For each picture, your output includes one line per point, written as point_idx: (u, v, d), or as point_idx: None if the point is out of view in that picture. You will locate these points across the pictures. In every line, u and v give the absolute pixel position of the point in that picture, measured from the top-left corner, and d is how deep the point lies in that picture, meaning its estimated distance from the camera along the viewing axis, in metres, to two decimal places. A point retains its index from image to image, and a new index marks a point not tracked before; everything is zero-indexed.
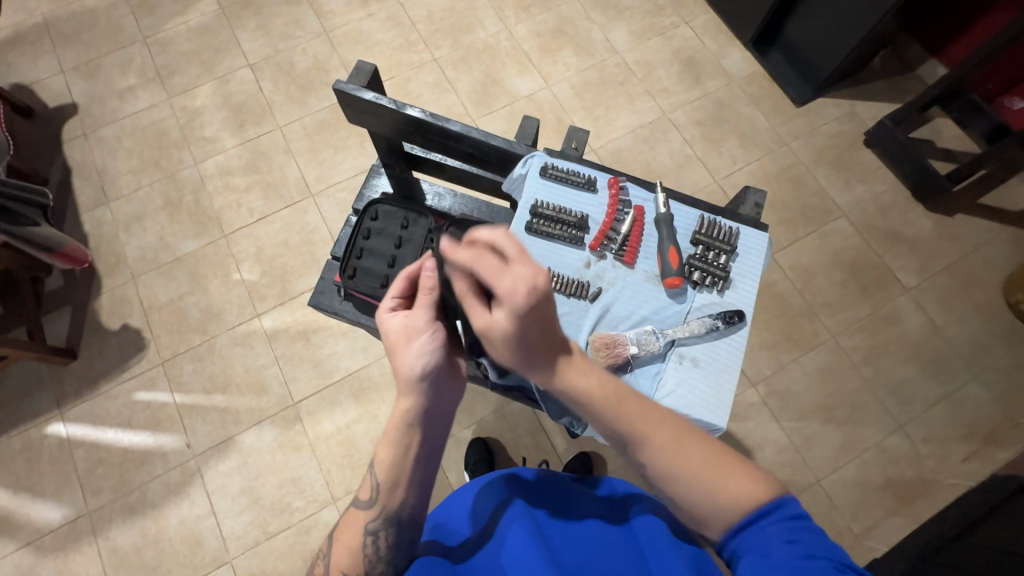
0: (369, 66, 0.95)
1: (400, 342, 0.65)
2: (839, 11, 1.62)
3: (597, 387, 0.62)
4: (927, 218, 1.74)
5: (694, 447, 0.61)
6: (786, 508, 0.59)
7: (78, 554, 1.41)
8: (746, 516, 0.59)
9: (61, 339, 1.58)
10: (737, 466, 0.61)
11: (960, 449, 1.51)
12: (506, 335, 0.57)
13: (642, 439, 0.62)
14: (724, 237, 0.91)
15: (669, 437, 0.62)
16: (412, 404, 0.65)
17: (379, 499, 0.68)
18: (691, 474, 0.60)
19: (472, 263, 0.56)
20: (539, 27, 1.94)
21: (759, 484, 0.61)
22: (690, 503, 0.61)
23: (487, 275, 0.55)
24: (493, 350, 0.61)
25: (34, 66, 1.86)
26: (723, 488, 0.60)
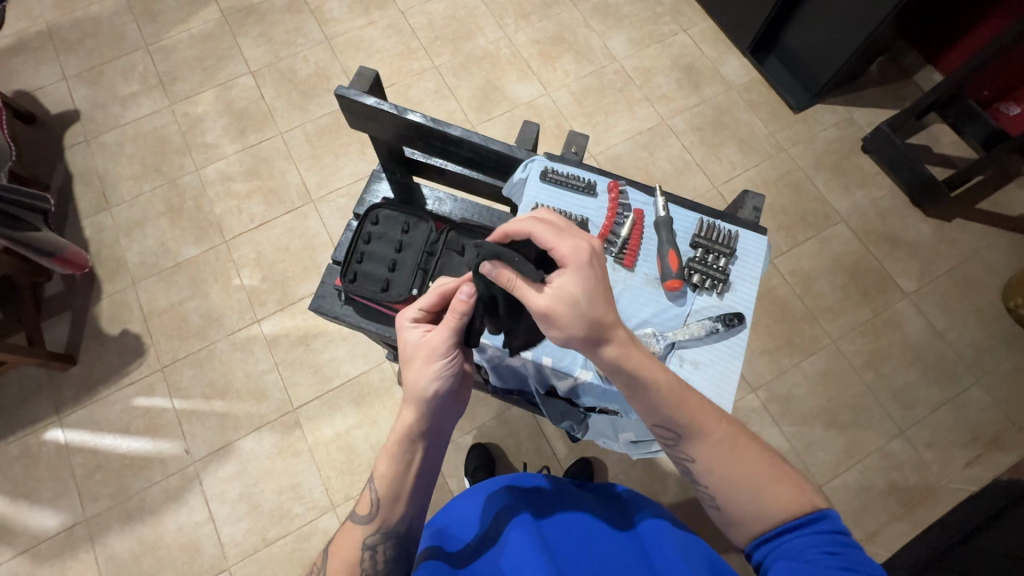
0: (371, 72, 0.95)
1: (419, 357, 0.69)
2: (836, 18, 1.64)
3: (669, 383, 0.65)
4: (926, 223, 1.74)
5: (748, 452, 0.64)
6: (829, 521, 0.60)
7: (75, 561, 1.40)
8: (785, 524, 0.60)
9: (61, 345, 1.58)
10: (783, 479, 0.63)
11: (963, 453, 1.51)
12: (573, 295, 0.62)
13: (702, 434, 0.64)
14: (724, 240, 0.92)
15: (725, 438, 0.65)
16: (415, 421, 0.68)
17: (378, 515, 0.69)
18: (741, 478, 0.63)
19: (532, 227, 0.63)
20: (538, 35, 1.95)
21: (801, 495, 0.62)
22: (733, 506, 0.63)
23: (548, 237, 0.62)
24: (555, 327, 0.63)
25: (37, 73, 1.87)
26: (770, 495, 0.61)
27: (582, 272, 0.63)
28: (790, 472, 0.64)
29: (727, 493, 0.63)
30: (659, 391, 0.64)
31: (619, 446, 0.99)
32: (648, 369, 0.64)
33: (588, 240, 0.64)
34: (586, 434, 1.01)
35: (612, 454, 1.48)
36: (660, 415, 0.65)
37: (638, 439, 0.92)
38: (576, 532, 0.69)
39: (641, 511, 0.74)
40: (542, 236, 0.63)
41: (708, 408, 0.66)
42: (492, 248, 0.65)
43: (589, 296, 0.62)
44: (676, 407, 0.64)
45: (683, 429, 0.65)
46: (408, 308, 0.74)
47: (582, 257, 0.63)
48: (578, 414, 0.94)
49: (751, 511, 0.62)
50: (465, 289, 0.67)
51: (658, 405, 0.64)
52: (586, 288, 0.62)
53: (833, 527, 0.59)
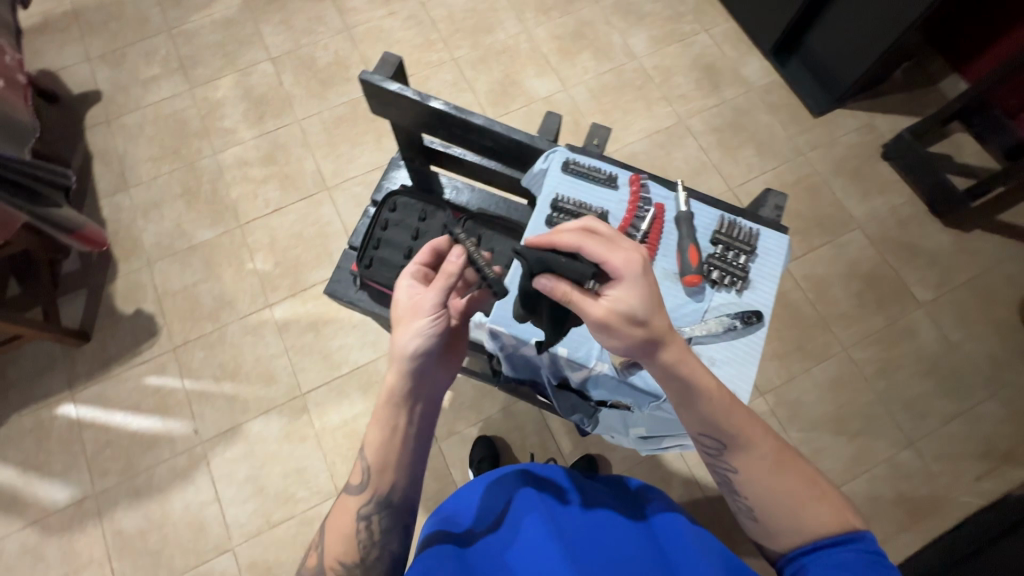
0: (395, 58, 0.96)
1: (405, 317, 0.69)
2: (860, 22, 1.62)
3: (720, 393, 0.65)
4: (945, 233, 1.72)
5: (793, 468, 0.65)
6: (866, 542, 0.60)
7: (83, 534, 1.43)
8: (823, 539, 0.61)
9: (76, 321, 1.60)
10: (825, 497, 0.63)
11: (974, 467, 1.49)
12: (632, 306, 0.60)
13: (749, 447, 0.65)
14: (744, 238, 0.91)
15: (771, 453, 0.65)
16: (398, 383, 0.68)
17: (370, 484, 0.69)
18: (785, 493, 0.63)
19: (580, 242, 0.61)
20: (558, 30, 1.95)
21: (841, 514, 0.62)
22: (773, 520, 0.63)
23: (600, 250, 0.60)
24: (611, 337, 0.62)
25: (61, 53, 1.90)
26: (812, 512, 0.62)
27: (638, 284, 0.60)
28: (831, 492, 0.64)
29: (770, 506, 0.63)
30: (711, 402, 0.64)
31: (629, 442, 0.99)
32: (703, 378, 0.63)
33: (639, 249, 0.62)
34: (596, 427, 1.00)
35: (618, 451, 1.48)
36: (709, 424, 0.64)
37: (649, 435, 0.91)
38: (582, 518, 0.70)
39: (650, 503, 0.74)
40: (592, 249, 0.61)
41: (757, 422, 0.66)
42: (540, 259, 0.63)
43: (646, 308, 0.61)
44: (726, 419, 0.64)
45: (731, 440, 0.65)
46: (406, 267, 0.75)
47: (636, 268, 0.61)
48: (589, 408, 0.92)
49: (793, 525, 0.62)
50: (455, 252, 0.68)
51: (707, 414, 0.64)
52: (643, 299, 0.60)
53: (869, 547, 0.60)
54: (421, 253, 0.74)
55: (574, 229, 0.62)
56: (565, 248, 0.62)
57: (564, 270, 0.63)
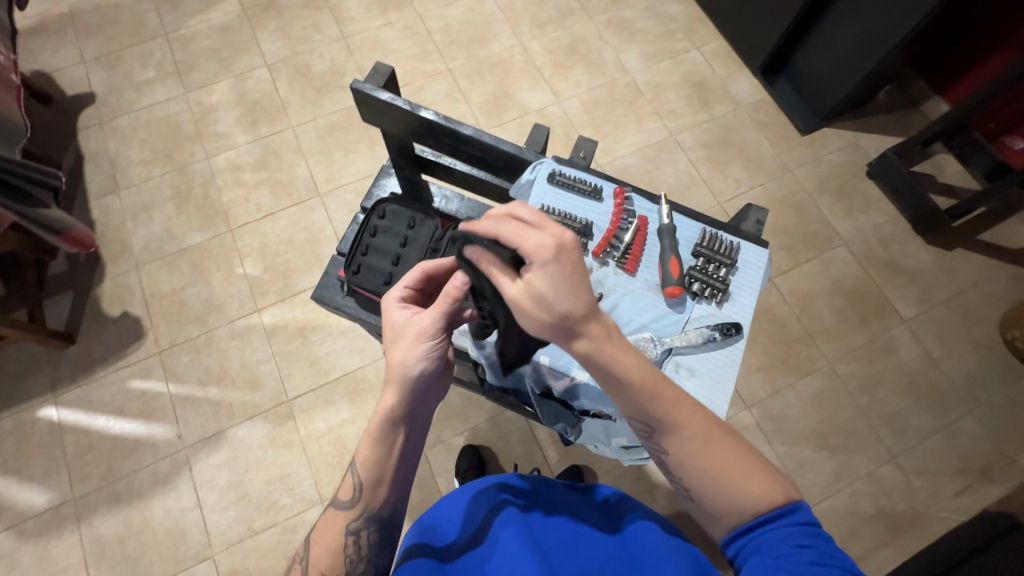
0: (387, 68, 0.97)
1: (407, 338, 0.68)
2: (845, 43, 1.66)
3: (639, 372, 0.61)
4: (926, 251, 1.75)
5: (723, 445, 0.62)
6: (798, 513, 0.59)
7: (60, 540, 1.40)
8: (759, 517, 0.60)
9: (60, 323, 1.59)
10: (757, 471, 0.61)
11: (953, 483, 1.51)
12: (541, 293, 0.58)
13: (677, 429, 0.63)
14: (725, 251, 0.93)
15: (700, 432, 0.62)
16: (397, 403, 0.67)
17: (361, 499, 0.69)
18: (718, 472, 0.61)
19: (497, 227, 0.60)
20: (553, 44, 1.98)
21: (777, 487, 0.61)
22: (709, 499, 0.62)
23: (513, 235, 0.59)
24: (525, 318, 0.61)
25: (56, 55, 1.90)
26: (745, 490, 0.60)
27: (550, 271, 0.58)
28: (763, 465, 0.63)
29: (703, 486, 0.62)
30: (633, 386, 0.62)
31: (611, 452, 0.98)
32: (623, 365, 0.61)
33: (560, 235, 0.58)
34: (578, 437, 0.99)
35: (603, 462, 1.48)
36: (634, 408, 0.62)
37: (631, 445, 0.91)
38: (562, 532, 0.70)
39: (630, 513, 0.74)
40: (505, 235, 0.59)
41: (684, 403, 0.63)
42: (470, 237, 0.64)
43: (558, 294, 0.58)
44: (650, 404, 0.62)
45: (658, 422, 0.63)
46: (394, 288, 0.75)
47: (548, 255, 0.58)
48: (572, 417, 0.93)
49: (726, 505, 0.61)
50: (460, 276, 0.68)
51: (633, 399, 0.62)
52: (555, 286, 0.58)
53: (805, 519, 0.59)
54: (409, 277, 0.75)
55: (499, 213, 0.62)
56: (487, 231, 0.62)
57: (489, 248, 0.63)
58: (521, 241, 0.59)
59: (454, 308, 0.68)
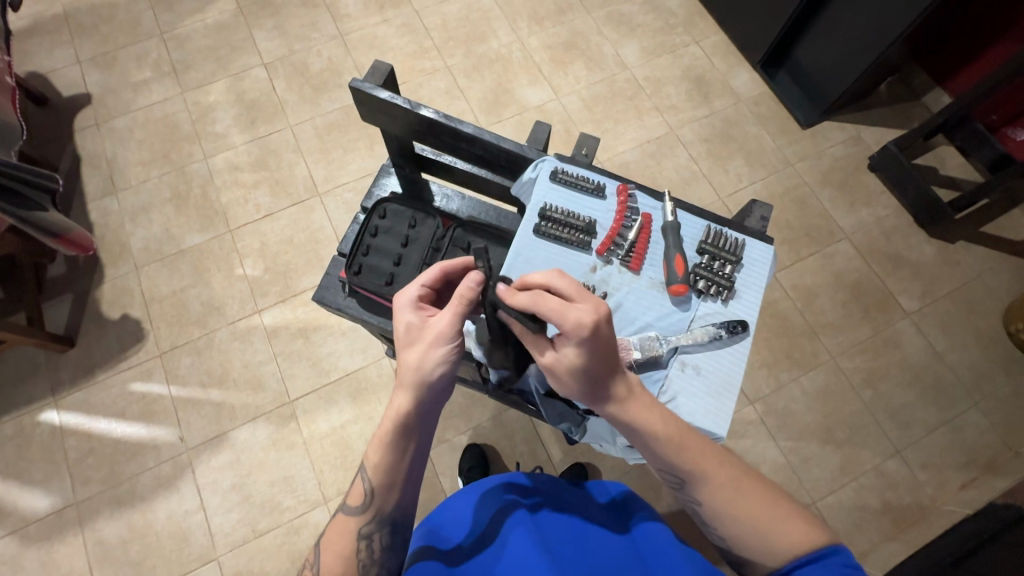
0: (385, 66, 0.96)
1: (425, 341, 0.67)
2: (846, 36, 1.65)
3: (662, 424, 0.65)
4: (929, 243, 1.75)
5: (752, 492, 0.63)
6: (839, 556, 0.58)
7: (63, 544, 1.40)
8: (797, 559, 0.59)
9: (60, 326, 1.58)
10: (789, 516, 0.62)
11: (958, 476, 1.50)
12: (574, 368, 0.63)
13: (705, 478, 0.64)
14: (731, 248, 0.92)
15: (727, 480, 0.64)
16: (411, 409, 0.67)
17: (373, 503, 0.68)
18: (750, 518, 0.62)
19: (538, 305, 0.62)
20: (551, 40, 1.96)
21: (811, 531, 0.61)
22: (744, 545, 0.62)
23: (554, 316, 0.61)
24: (556, 383, 0.67)
25: (51, 56, 1.88)
26: (779, 535, 0.61)
27: (583, 349, 0.61)
28: (795, 508, 0.63)
29: (742, 534, 0.62)
30: (660, 440, 0.65)
31: (616, 451, 0.95)
32: (648, 422, 0.65)
33: (595, 313, 0.61)
34: (583, 437, 0.98)
35: (607, 459, 1.47)
36: (662, 460, 0.66)
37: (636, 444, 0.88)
38: (569, 531, 0.70)
39: (637, 514, 0.74)
40: (546, 312, 0.62)
41: (709, 449, 0.66)
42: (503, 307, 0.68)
43: (590, 370, 0.63)
44: (675, 454, 0.65)
45: (686, 472, 0.65)
46: (409, 286, 0.74)
47: (584, 334, 0.60)
48: (576, 416, 0.93)
49: (764, 550, 0.61)
50: (472, 276, 0.66)
51: (660, 451, 0.65)
52: (589, 362, 0.62)
53: (846, 561, 0.58)
54: (426, 276, 0.74)
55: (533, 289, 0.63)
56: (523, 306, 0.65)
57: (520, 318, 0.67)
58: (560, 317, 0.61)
59: (468, 309, 0.68)
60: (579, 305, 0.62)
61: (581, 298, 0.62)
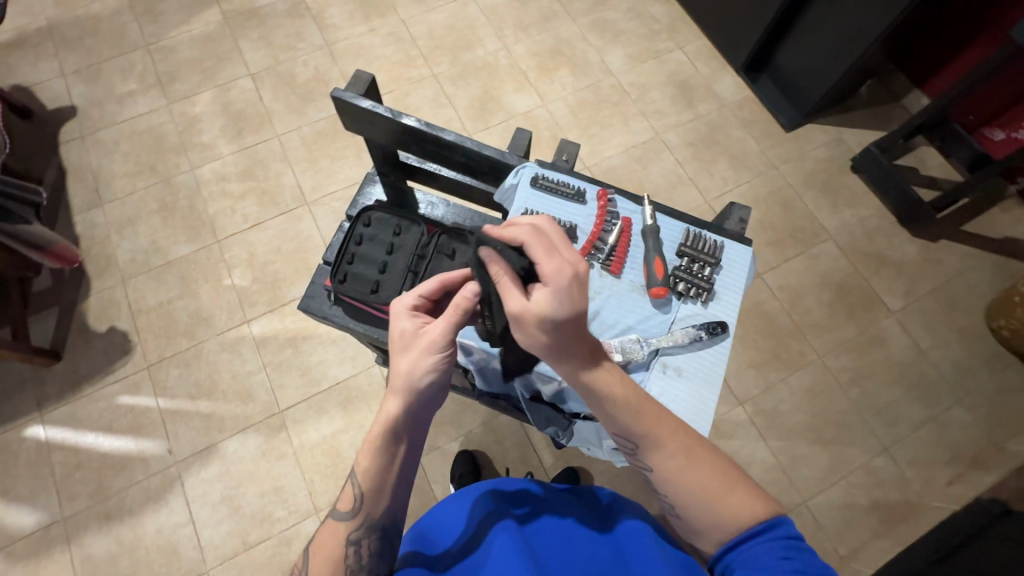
0: (368, 75, 0.97)
1: (417, 348, 0.67)
2: (826, 40, 1.68)
3: (621, 389, 0.65)
4: (912, 242, 1.77)
5: (705, 463, 0.64)
6: (783, 528, 0.60)
7: (50, 561, 1.38)
8: (743, 532, 0.60)
9: (46, 340, 1.57)
10: (737, 486, 0.63)
11: (944, 472, 1.52)
12: (545, 314, 0.60)
13: (659, 444, 0.65)
14: (709, 250, 0.93)
15: (681, 448, 0.65)
16: (401, 414, 0.67)
17: (361, 510, 0.68)
18: (700, 487, 0.63)
19: (526, 239, 0.61)
20: (536, 47, 1.98)
21: (759, 502, 0.62)
22: (693, 515, 0.63)
23: (538, 252, 0.60)
24: (522, 334, 0.63)
25: (35, 69, 1.88)
26: (727, 504, 0.61)
27: (559, 297, 0.59)
28: (744, 480, 0.64)
29: (689, 501, 0.63)
30: (617, 404, 0.65)
31: (603, 454, 0.95)
32: (604, 384, 0.65)
33: (576, 264, 0.61)
34: (570, 440, 0.98)
35: (598, 462, 1.48)
36: (618, 425, 0.66)
37: None
38: (557, 535, 0.70)
39: (624, 513, 0.74)
40: (533, 249, 0.61)
41: (666, 419, 0.66)
42: (487, 238, 0.64)
43: (561, 319, 0.61)
44: (632, 419, 0.65)
45: (641, 439, 0.65)
46: (406, 294, 0.74)
47: (564, 280, 0.59)
48: (563, 420, 0.93)
49: (711, 521, 0.62)
50: (470, 286, 0.68)
51: (615, 416, 0.65)
52: (562, 310, 0.60)
53: (789, 532, 0.60)
54: (425, 286, 0.74)
55: (524, 224, 0.63)
56: (510, 240, 0.63)
57: (501, 251, 0.64)
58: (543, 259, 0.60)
59: (462, 319, 0.68)
60: (564, 256, 0.61)
61: (567, 246, 0.62)
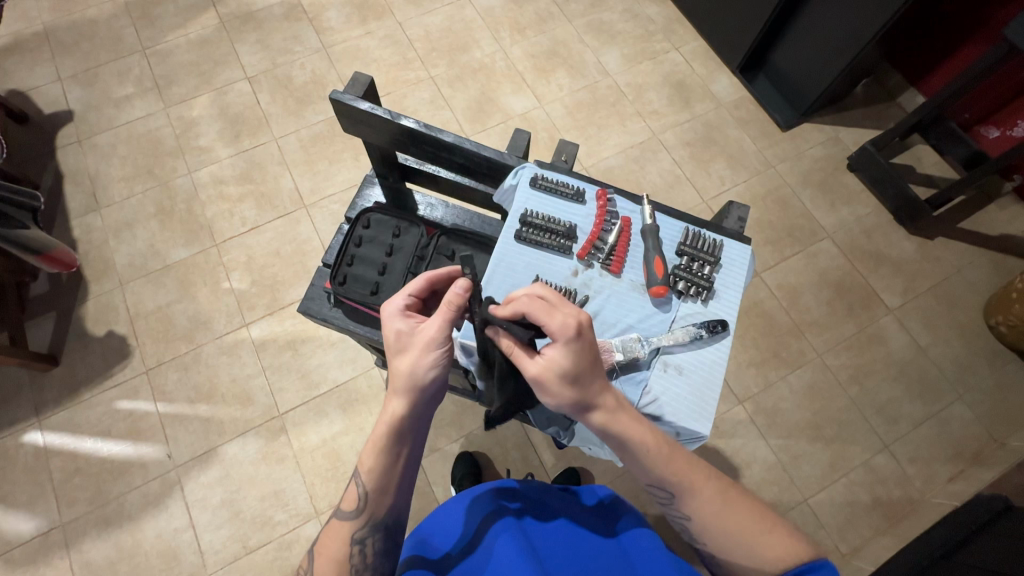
0: (366, 77, 0.97)
1: (416, 347, 0.67)
2: (822, 39, 1.68)
3: (653, 438, 0.66)
4: (910, 241, 1.78)
5: (740, 505, 0.65)
6: (822, 570, 0.60)
7: (48, 567, 1.37)
8: (783, 574, 0.60)
9: (44, 345, 1.56)
10: (775, 527, 0.63)
11: (946, 469, 1.52)
12: (563, 370, 0.63)
13: (694, 491, 0.65)
14: (709, 249, 0.93)
15: (716, 493, 0.66)
16: (406, 412, 0.67)
17: (366, 509, 0.68)
18: (738, 531, 0.63)
19: (524, 308, 0.64)
20: (533, 48, 1.99)
21: (796, 542, 0.63)
22: (732, 559, 0.63)
23: (538, 315, 0.62)
24: (545, 394, 0.65)
25: (31, 73, 1.87)
26: (765, 545, 0.62)
27: (571, 351, 0.62)
28: (780, 520, 0.65)
29: (729, 547, 0.63)
30: (651, 455, 0.66)
31: (605, 454, 0.95)
32: (636, 434, 0.66)
33: (577, 314, 0.63)
34: (572, 440, 0.98)
35: (599, 462, 1.48)
36: (653, 475, 0.66)
37: None
38: (559, 534, 0.71)
39: (624, 516, 0.75)
40: (532, 314, 0.63)
41: (698, 465, 0.67)
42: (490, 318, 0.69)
43: (578, 371, 0.63)
44: (666, 468, 0.66)
45: (675, 487, 0.66)
46: (395, 296, 0.73)
47: (571, 333, 0.62)
48: (564, 420, 0.93)
49: (752, 565, 0.62)
50: (459, 283, 0.67)
51: (650, 466, 0.66)
52: (576, 362, 0.63)
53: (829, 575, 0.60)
54: (413, 286, 0.74)
55: (520, 295, 0.65)
56: (511, 316, 0.67)
57: (508, 327, 0.68)
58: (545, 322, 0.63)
59: (455, 316, 0.68)
60: (564, 309, 0.63)
61: (562, 301, 0.64)
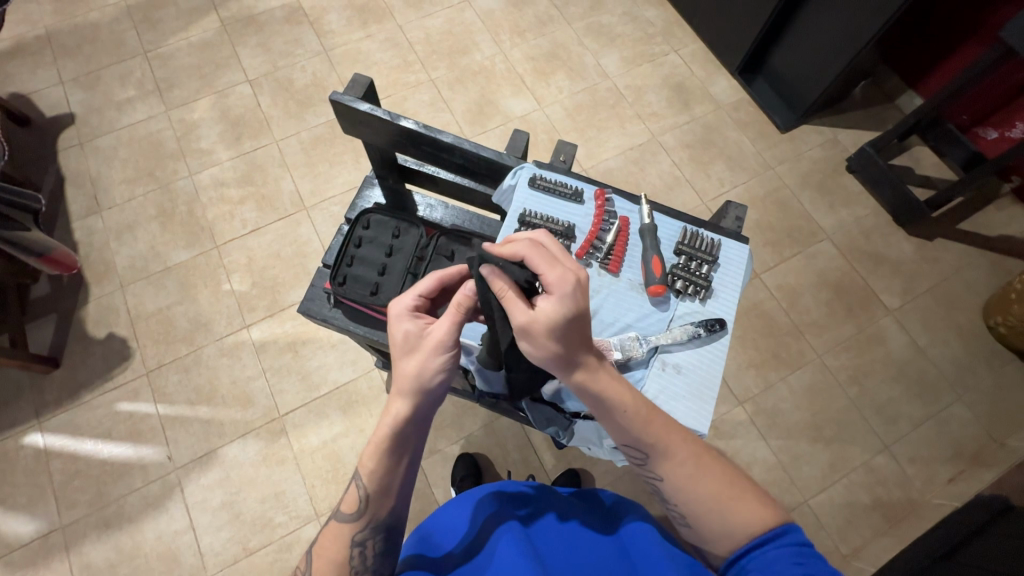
0: (366, 79, 0.97)
1: (424, 349, 0.68)
2: (820, 41, 1.69)
3: (630, 398, 0.66)
4: (908, 241, 1.78)
5: (713, 469, 0.65)
6: (791, 535, 0.61)
7: (48, 570, 1.37)
8: (753, 540, 0.61)
9: (45, 347, 1.56)
10: (745, 493, 0.64)
11: (945, 469, 1.52)
12: (553, 321, 0.61)
13: (669, 453, 0.65)
14: (706, 248, 0.94)
15: (690, 457, 0.66)
16: (410, 415, 0.67)
17: (366, 511, 0.68)
18: (710, 495, 0.63)
19: (527, 252, 0.64)
20: (533, 51, 2.00)
21: (766, 509, 0.63)
22: (704, 524, 0.64)
23: (540, 262, 0.63)
24: (530, 344, 0.64)
25: (34, 76, 1.88)
26: (736, 510, 0.62)
27: (565, 304, 0.62)
28: (750, 487, 0.65)
29: (700, 510, 0.63)
30: (628, 414, 0.65)
31: (604, 454, 0.95)
32: (615, 393, 0.66)
33: (576, 272, 0.63)
34: (571, 440, 0.98)
35: (598, 462, 1.48)
36: (628, 434, 0.66)
37: None
38: (559, 536, 0.70)
39: (628, 514, 0.75)
40: (533, 261, 0.63)
41: (674, 428, 0.67)
42: (486, 255, 0.66)
43: (567, 325, 0.62)
44: (643, 428, 0.65)
45: (650, 447, 0.66)
46: (404, 295, 0.73)
47: (568, 287, 0.62)
48: (563, 420, 0.93)
49: (723, 531, 0.62)
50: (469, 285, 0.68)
51: (625, 425, 0.66)
52: (567, 317, 0.62)
53: (798, 539, 0.61)
54: (422, 285, 0.74)
55: (523, 239, 0.65)
56: (511, 256, 0.65)
57: (504, 269, 0.66)
58: (544, 269, 0.63)
59: (463, 317, 0.69)
60: (565, 264, 0.64)
61: (563, 257, 0.64)
